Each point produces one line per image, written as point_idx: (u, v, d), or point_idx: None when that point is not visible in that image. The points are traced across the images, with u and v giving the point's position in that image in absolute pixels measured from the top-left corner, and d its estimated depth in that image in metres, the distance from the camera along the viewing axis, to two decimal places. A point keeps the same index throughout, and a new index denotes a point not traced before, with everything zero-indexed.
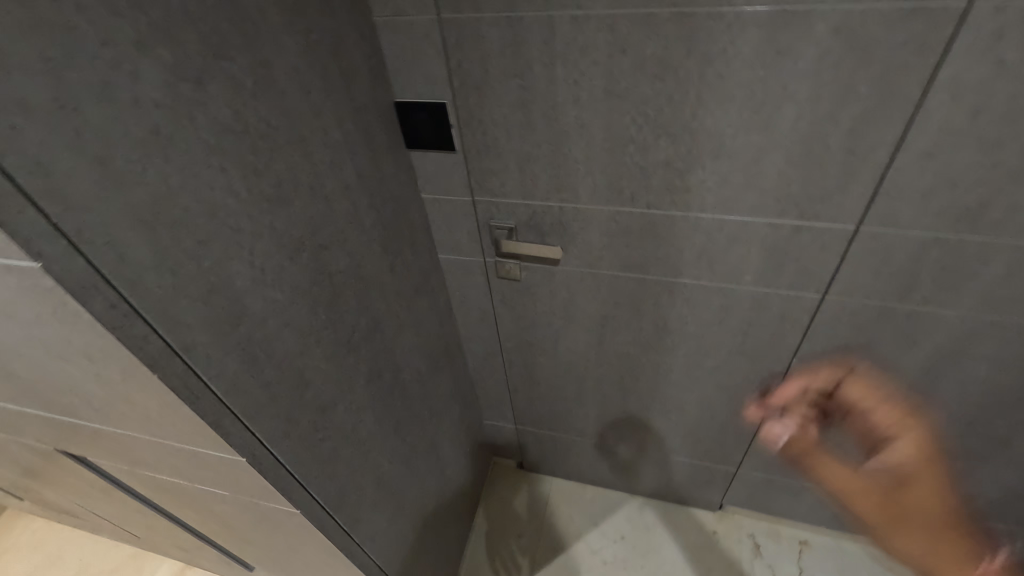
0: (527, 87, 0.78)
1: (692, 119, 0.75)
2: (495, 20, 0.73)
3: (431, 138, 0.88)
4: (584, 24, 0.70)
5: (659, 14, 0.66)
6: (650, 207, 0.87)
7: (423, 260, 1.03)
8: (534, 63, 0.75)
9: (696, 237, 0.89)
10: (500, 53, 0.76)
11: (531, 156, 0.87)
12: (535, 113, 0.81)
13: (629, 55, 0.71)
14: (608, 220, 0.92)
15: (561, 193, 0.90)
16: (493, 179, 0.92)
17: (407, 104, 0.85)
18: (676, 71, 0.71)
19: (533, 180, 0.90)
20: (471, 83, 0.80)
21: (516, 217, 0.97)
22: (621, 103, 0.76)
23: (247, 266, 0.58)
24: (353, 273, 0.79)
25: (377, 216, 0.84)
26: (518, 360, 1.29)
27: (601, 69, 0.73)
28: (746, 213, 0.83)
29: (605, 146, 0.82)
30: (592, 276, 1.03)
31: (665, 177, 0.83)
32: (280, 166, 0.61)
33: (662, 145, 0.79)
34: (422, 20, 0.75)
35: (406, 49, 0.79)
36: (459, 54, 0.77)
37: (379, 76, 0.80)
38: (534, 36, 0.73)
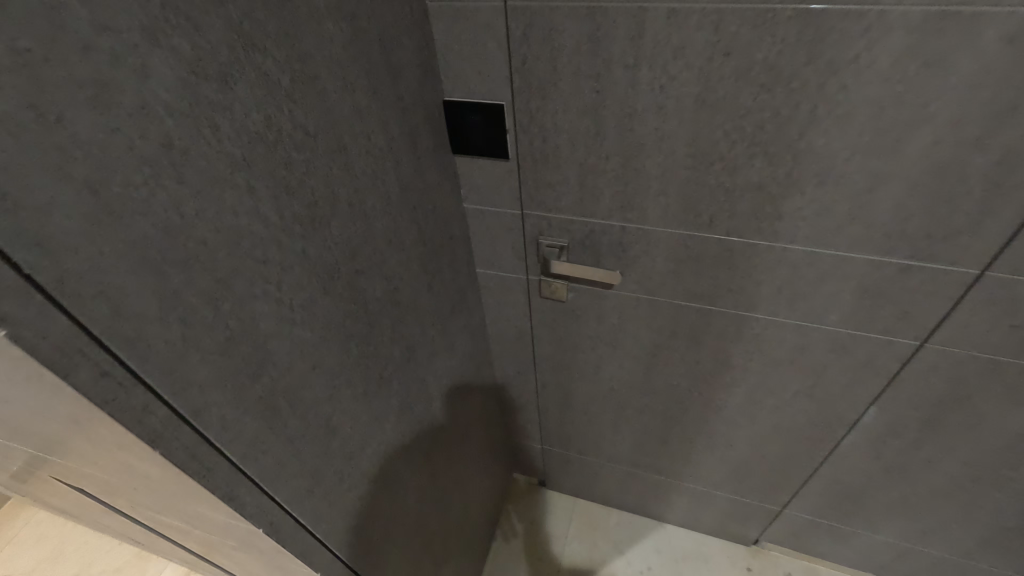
0: (601, 92, 0.67)
1: (799, 139, 0.63)
2: (573, 11, 0.61)
3: (481, 143, 0.77)
4: (681, 19, 0.58)
5: (780, 11, 0.55)
6: (731, 233, 0.76)
7: (461, 276, 0.93)
8: (615, 63, 0.64)
9: (780, 270, 0.78)
10: (574, 50, 0.64)
11: (597, 169, 0.75)
12: (607, 122, 0.70)
13: (733, 60, 0.59)
14: (677, 246, 0.81)
15: (627, 212, 0.79)
16: (548, 192, 0.81)
17: (458, 104, 0.74)
18: (789, 81, 0.59)
19: (595, 196, 0.79)
20: (534, 83, 0.69)
21: (569, 235, 0.86)
22: (714, 116, 0.64)
23: (273, 304, 0.47)
24: (390, 298, 0.69)
25: (417, 232, 0.74)
26: (554, 383, 1.19)
27: (696, 74, 0.62)
28: (845, 248, 0.71)
29: (686, 163, 0.70)
30: (649, 303, 0.92)
31: (753, 201, 0.71)
32: (317, 181, 0.51)
33: (756, 166, 0.67)
34: (485, 7, 0.64)
35: (462, 40, 0.68)
36: (525, 49, 0.66)
37: (429, 72, 0.69)
38: (618, 31, 0.61)
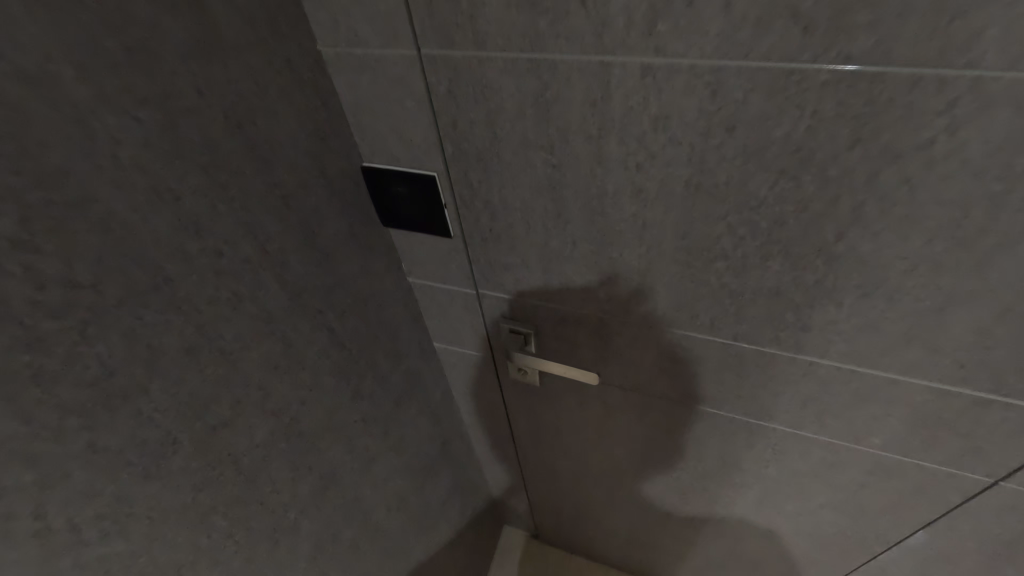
0: (560, 167, 0.49)
1: (835, 242, 0.44)
2: (511, 63, 0.43)
3: (414, 218, 0.60)
4: (662, 78, 0.40)
5: (810, 73, 0.36)
6: (738, 339, 0.57)
7: (410, 360, 0.77)
8: (574, 133, 0.46)
9: (804, 383, 0.59)
10: (518, 115, 0.46)
11: (561, 253, 0.57)
12: (571, 203, 0.52)
13: (739, 135, 0.40)
14: (670, 344, 0.63)
15: (605, 304, 0.61)
16: (505, 274, 0.64)
17: (379, 172, 0.56)
18: (822, 168, 0.40)
19: (563, 283, 0.61)
20: (471, 151, 0.51)
21: (537, 322, 0.69)
22: (714, 204, 0.46)
23: (29, 541, 0.33)
24: (283, 434, 0.53)
25: (328, 338, 0.57)
26: (535, 458, 1.03)
27: (687, 151, 0.43)
28: (896, 370, 0.53)
29: (677, 257, 0.52)
30: (639, 396, 0.74)
31: (770, 308, 0.52)
32: (111, 345, 0.35)
33: (773, 269, 0.49)
34: (393, 56, 0.46)
35: (373, 96, 0.50)
36: (454, 110, 0.48)
37: (336, 136, 0.52)
38: (575, 91, 0.43)
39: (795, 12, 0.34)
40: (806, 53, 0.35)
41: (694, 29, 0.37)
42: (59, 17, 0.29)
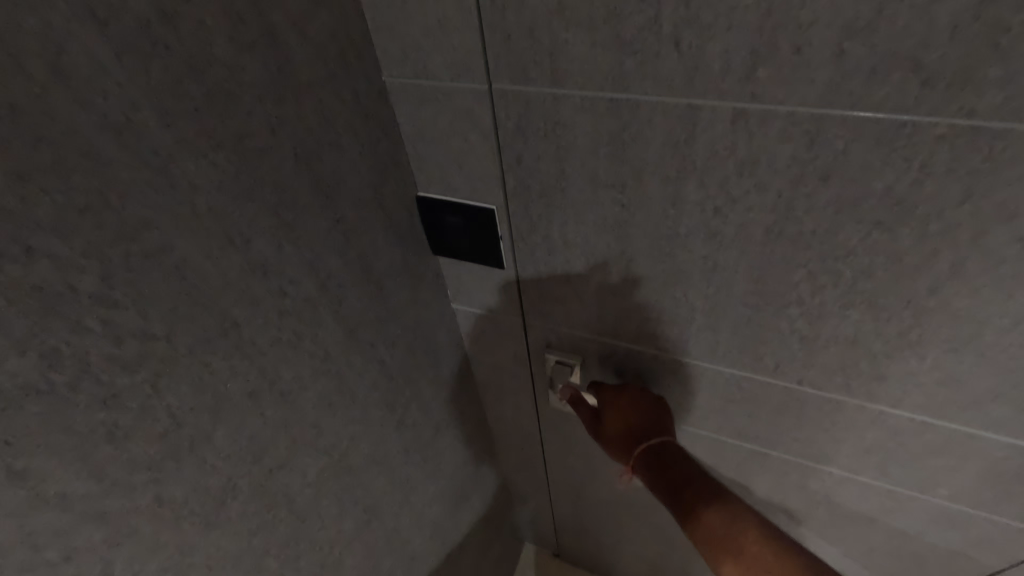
0: (630, 206, 0.47)
1: (927, 295, 0.43)
2: (589, 101, 0.42)
3: (467, 249, 0.59)
4: (755, 124, 0.39)
5: (925, 126, 0.35)
6: (804, 384, 0.55)
7: (449, 387, 0.75)
8: (650, 173, 0.44)
9: (872, 429, 0.56)
10: (591, 152, 0.45)
11: (620, 289, 0.55)
12: (636, 242, 0.50)
13: (834, 184, 0.39)
14: (731, 383, 0.60)
15: (660, 341, 0.59)
16: (555, 306, 0.62)
17: (435, 203, 0.55)
18: (923, 221, 0.39)
19: (618, 319, 0.59)
20: (535, 186, 0.49)
21: (584, 354, 0.66)
22: (794, 251, 0.44)
23: None
24: (331, 473, 0.52)
25: (377, 373, 0.56)
26: (566, 484, 1.00)
27: (775, 198, 0.42)
28: (975, 425, 0.50)
29: (745, 301, 0.50)
30: (686, 434, 0.71)
31: (842, 357, 0.50)
32: (183, 395, 0.34)
33: (852, 318, 0.47)
34: (461, 91, 0.45)
35: (435, 129, 0.49)
36: (521, 145, 0.47)
37: (395, 168, 0.51)
38: (656, 133, 0.42)
39: (915, 64, 0.33)
40: (920, 107, 0.34)
41: (798, 77, 0.36)
42: (148, 64, 0.28)
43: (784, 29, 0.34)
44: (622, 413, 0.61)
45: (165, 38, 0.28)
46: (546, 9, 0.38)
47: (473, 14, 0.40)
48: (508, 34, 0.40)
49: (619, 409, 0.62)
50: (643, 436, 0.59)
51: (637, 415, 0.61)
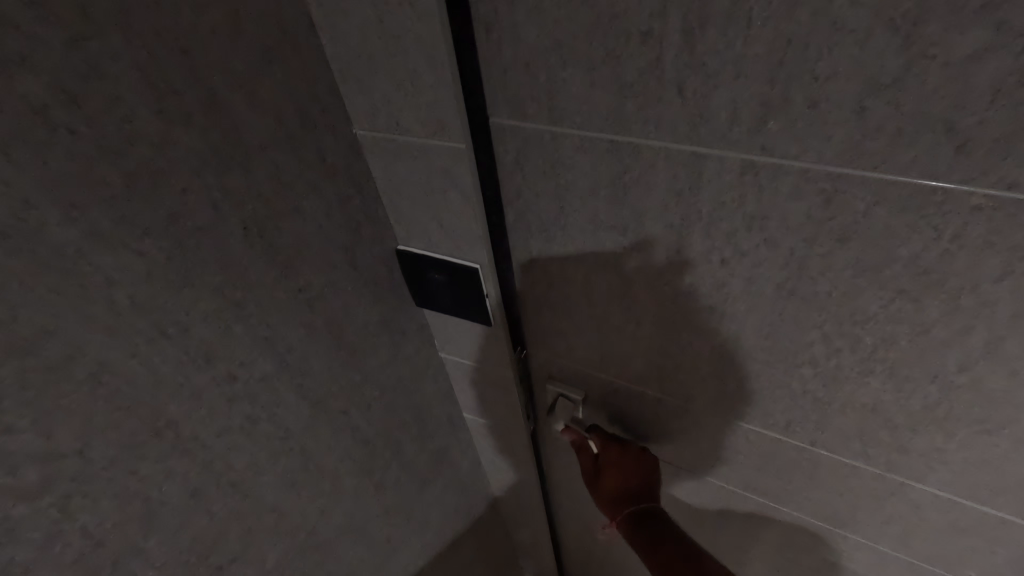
0: (628, 250, 0.43)
1: (955, 371, 0.38)
2: (585, 143, 0.38)
3: (451, 305, 0.54)
4: (766, 179, 0.34)
5: (958, 193, 0.30)
6: (818, 445, 0.49)
7: (437, 438, 0.71)
8: (650, 220, 0.40)
9: (893, 498, 0.50)
10: (585, 192, 0.41)
11: (621, 329, 0.51)
12: (636, 286, 0.45)
13: (853, 248, 0.34)
14: (738, 435, 0.54)
15: (666, 385, 0.53)
16: (552, 342, 0.57)
17: (416, 259, 0.50)
18: (954, 295, 0.34)
19: (618, 362, 0.54)
20: (531, 221, 0.46)
21: (585, 393, 0.61)
22: (806, 314, 0.40)
23: None
24: (297, 553, 0.48)
25: (351, 439, 0.52)
26: (567, 517, 0.96)
27: (785, 258, 0.37)
28: (1013, 513, 0.44)
29: (752, 358, 0.45)
30: (693, 479, 0.65)
31: (859, 424, 0.45)
32: (104, 509, 0.30)
33: (873, 387, 0.42)
34: (438, 147, 0.40)
35: (414, 186, 0.44)
36: (513, 178, 0.43)
37: (371, 225, 0.47)
38: (658, 180, 0.37)
39: (949, 127, 0.28)
40: (954, 173, 0.29)
41: (813, 134, 0.31)
42: (46, 154, 0.24)
43: (798, 81, 0.30)
44: (620, 474, 0.60)
45: (70, 122, 0.24)
46: (541, 45, 0.35)
47: (446, 71, 0.35)
48: (505, 71, 0.37)
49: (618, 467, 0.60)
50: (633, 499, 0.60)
51: (635, 476, 0.60)
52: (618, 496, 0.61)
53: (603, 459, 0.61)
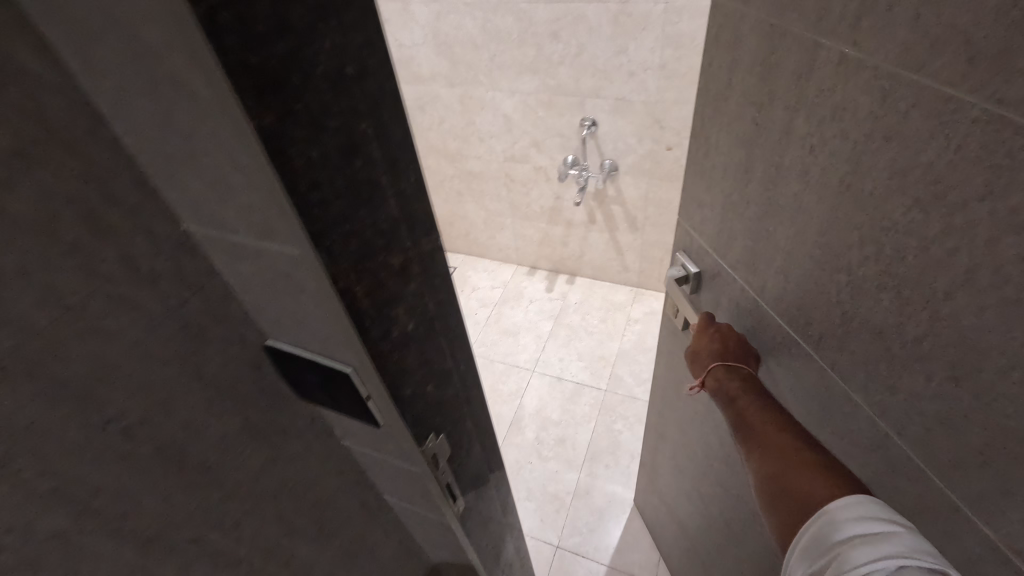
0: (760, 126, 0.60)
1: (939, 268, 0.43)
2: (745, 50, 0.59)
3: (333, 402, 0.48)
4: (849, 69, 0.46)
5: (965, 103, 0.38)
6: (828, 343, 0.58)
7: (349, 529, 0.64)
8: (779, 100, 0.55)
9: (872, 431, 0.55)
10: (758, 61, 0.57)
11: (742, 192, 0.67)
12: (757, 159, 0.62)
13: (893, 145, 0.44)
14: (777, 326, 0.66)
15: (754, 254, 0.67)
16: (699, 212, 0.79)
17: (289, 359, 0.45)
18: (950, 210, 0.41)
19: (732, 232, 0.71)
20: (716, 93, 0.67)
21: (702, 264, 0.82)
22: (854, 196, 0.49)
23: None
24: None
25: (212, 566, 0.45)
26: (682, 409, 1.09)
27: (843, 142, 0.49)
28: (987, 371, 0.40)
29: (812, 245, 0.57)
30: (783, 346, 0.66)
31: (867, 313, 0.52)
32: None
33: (883, 302, 0.49)
34: (274, 251, 0.35)
35: (264, 287, 0.39)
36: (721, 52, 0.63)
37: (220, 329, 0.41)
38: (791, 62, 0.52)
39: (966, 38, 0.37)
40: (964, 85, 0.38)
41: (883, 34, 0.42)
42: None
43: None
44: (706, 341, 0.76)
45: None
46: None
47: (262, 174, 0.30)
48: None
49: (706, 335, 0.77)
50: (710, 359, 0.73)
51: (716, 343, 0.74)
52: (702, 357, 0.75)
53: (699, 331, 0.79)
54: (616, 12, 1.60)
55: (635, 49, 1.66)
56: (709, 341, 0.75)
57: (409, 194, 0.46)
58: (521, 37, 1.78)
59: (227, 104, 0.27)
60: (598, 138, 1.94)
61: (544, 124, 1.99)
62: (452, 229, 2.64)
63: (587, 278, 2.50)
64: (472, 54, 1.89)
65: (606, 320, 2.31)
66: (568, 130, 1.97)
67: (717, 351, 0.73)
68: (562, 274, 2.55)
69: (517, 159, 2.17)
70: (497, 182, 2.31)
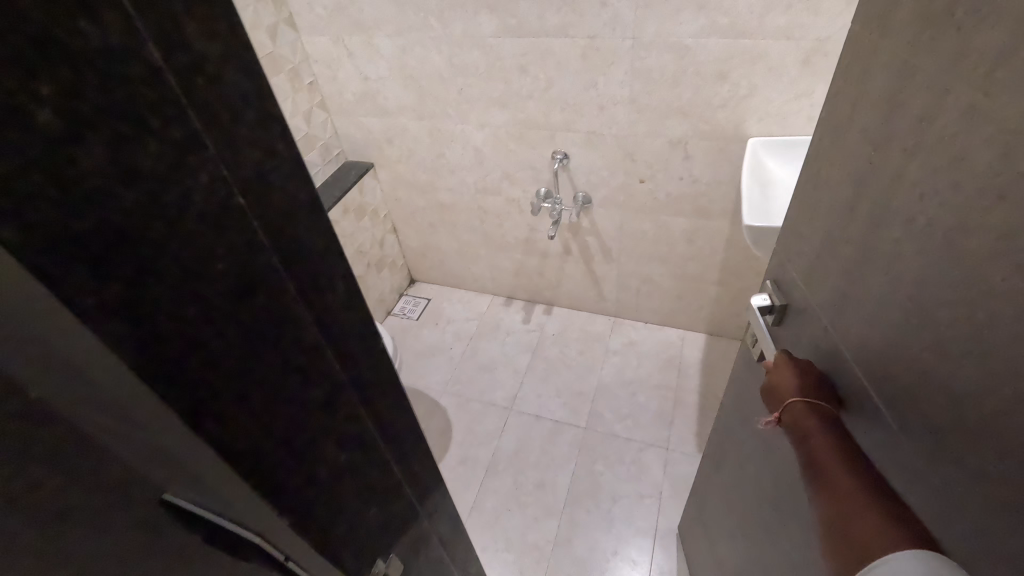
0: (869, 166, 0.58)
1: None
2: (866, 84, 0.57)
3: None
4: (973, 118, 0.44)
5: None
6: (898, 404, 0.56)
7: None
8: (895, 141, 0.54)
9: (934, 507, 0.52)
10: (877, 101, 0.56)
11: (838, 229, 0.65)
12: (860, 199, 0.60)
13: (1006, 205, 0.42)
14: (851, 377, 0.64)
15: (843, 298, 0.65)
16: (794, 243, 0.76)
17: None
18: None
19: (821, 271, 0.69)
20: (829, 127, 0.65)
21: (789, 297, 0.79)
22: (956, 251, 0.48)
23: None
24: None
25: None
26: (737, 443, 1.05)
27: (954, 192, 0.47)
28: None
29: (903, 296, 0.54)
30: (854, 395, 0.63)
31: (947, 380, 0.49)
32: None
33: (965, 369, 0.47)
34: None
35: None
36: (843, 85, 0.62)
37: None
38: (913, 104, 0.51)
39: None
40: None
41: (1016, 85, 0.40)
42: None
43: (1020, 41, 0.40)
44: (784, 377, 0.71)
45: None
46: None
47: (63, 343, 0.23)
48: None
49: (785, 370, 0.71)
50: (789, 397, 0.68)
51: (798, 379, 0.69)
52: (779, 393, 0.70)
53: (776, 364, 0.73)
54: (584, 47, 1.57)
55: (604, 83, 1.62)
56: (789, 377, 0.70)
57: (337, 310, 0.39)
58: (488, 70, 1.73)
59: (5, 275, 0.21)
60: (570, 171, 1.90)
61: (516, 156, 1.95)
62: (425, 260, 2.56)
63: (564, 308, 2.45)
64: (439, 87, 1.84)
65: (584, 352, 2.25)
66: (540, 163, 1.93)
67: (796, 389, 0.68)
68: (538, 304, 2.49)
69: (489, 191, 2.12)
70: (470, 214, 2.25)
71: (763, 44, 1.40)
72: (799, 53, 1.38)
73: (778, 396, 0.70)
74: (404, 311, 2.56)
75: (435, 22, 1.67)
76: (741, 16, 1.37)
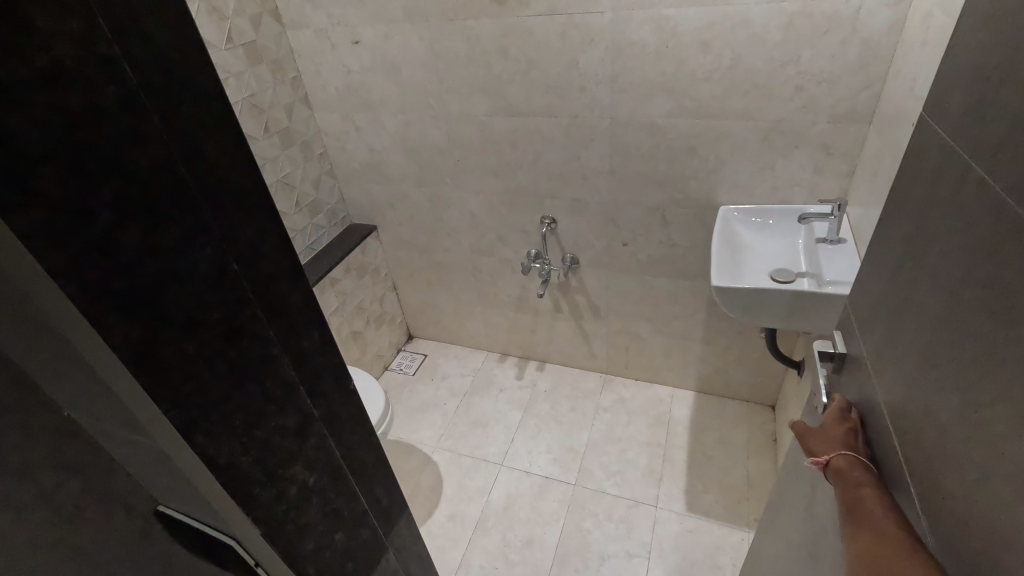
0: (917, 226, 0.65)
1: (987, 376, 0.48)
2: (928, 159, 0.64)
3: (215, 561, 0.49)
4: (975, 189, 0.52)
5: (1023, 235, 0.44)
6: (908, 434, 0.62)
7: None
8: (936, 205, 0.61)
9: (922, 523, 0.58)
10: (931, 171, 0.63)
11: (890, 282, 0.71)
12: (907, 255, 0.67)
13: (988, 261, 0.50)
14: (880, 413, 0.70)
15: (884, 343, 0.71)
16: (860, 296, 0.83)
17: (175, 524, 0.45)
18: (1005, 328, 0.46)
19: (874, 320, 0.75)
20: (897, 191, 0.72)
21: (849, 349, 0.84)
22: (958, 303, 0.54)
23: None
24: None
25: None
26: (789, 492, 1.08)
27: (964, 253, 0.54)
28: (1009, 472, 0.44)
29: (919, 339, 0.61)
30: (885, 432, 0.68)
31: (943, 414, 0.55)
32: None
33: (952, 403, 0.54)
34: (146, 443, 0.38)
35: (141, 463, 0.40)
36: (912, 156, 0.69)
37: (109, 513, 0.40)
38: (949, 176, 0.58)
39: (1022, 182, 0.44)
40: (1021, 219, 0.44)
41: (1001, 163, 0.49)
42: None
43: (1008, 126, 0.48)
44: (835, 428, 0.76)
45: None
46: (951, 85, 0.60)
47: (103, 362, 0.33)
48: (949, 85, 0.61)
49: (836, 422, 0.77)
50: (838, 448, 0.73)
51: (847, 433, 0.75)
52: (830, 441, 0.75)
53: (829, 417, 0.79)
54: (567, 125, 1.73)
55: (587, 155, 1.78)
56: (842, 432, 0.75)
57: (312, 353, 0.48)
58: (482, 144, 1.90)
59: (55, 299, 0.30)
60: (558, 234, 2.03)
61: (507, 221, 2.09)
62: (424, 317, 2.66)
63: (557, 365, 2.51)
64: (438, 158, 2.01)
65: (575, 410, 2.29)
66: (530, 226, 2.06)
67: (847, 443, 0.73)
68: (532, 361, 2.56)
69: (483, 251, 2.24)
70: (466, 274, 2.37)
71: (725, 124, 1.55)
72: (758, 132, 1.53)
73: (828, 445, 0.75)
74: (401, 367, 2.63)
75: (433, 103, 1.86)
76: (704, 100, 1.53)
